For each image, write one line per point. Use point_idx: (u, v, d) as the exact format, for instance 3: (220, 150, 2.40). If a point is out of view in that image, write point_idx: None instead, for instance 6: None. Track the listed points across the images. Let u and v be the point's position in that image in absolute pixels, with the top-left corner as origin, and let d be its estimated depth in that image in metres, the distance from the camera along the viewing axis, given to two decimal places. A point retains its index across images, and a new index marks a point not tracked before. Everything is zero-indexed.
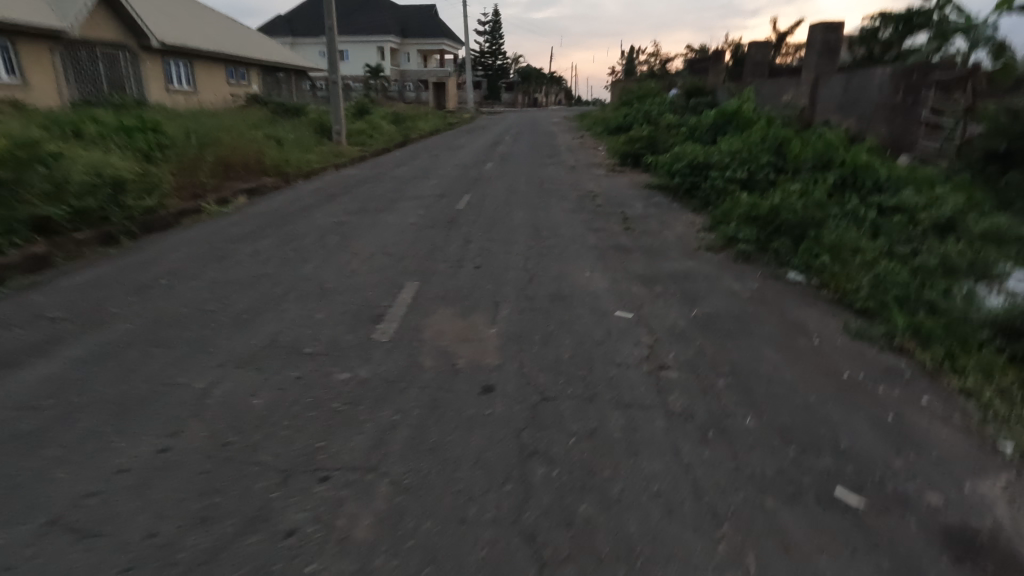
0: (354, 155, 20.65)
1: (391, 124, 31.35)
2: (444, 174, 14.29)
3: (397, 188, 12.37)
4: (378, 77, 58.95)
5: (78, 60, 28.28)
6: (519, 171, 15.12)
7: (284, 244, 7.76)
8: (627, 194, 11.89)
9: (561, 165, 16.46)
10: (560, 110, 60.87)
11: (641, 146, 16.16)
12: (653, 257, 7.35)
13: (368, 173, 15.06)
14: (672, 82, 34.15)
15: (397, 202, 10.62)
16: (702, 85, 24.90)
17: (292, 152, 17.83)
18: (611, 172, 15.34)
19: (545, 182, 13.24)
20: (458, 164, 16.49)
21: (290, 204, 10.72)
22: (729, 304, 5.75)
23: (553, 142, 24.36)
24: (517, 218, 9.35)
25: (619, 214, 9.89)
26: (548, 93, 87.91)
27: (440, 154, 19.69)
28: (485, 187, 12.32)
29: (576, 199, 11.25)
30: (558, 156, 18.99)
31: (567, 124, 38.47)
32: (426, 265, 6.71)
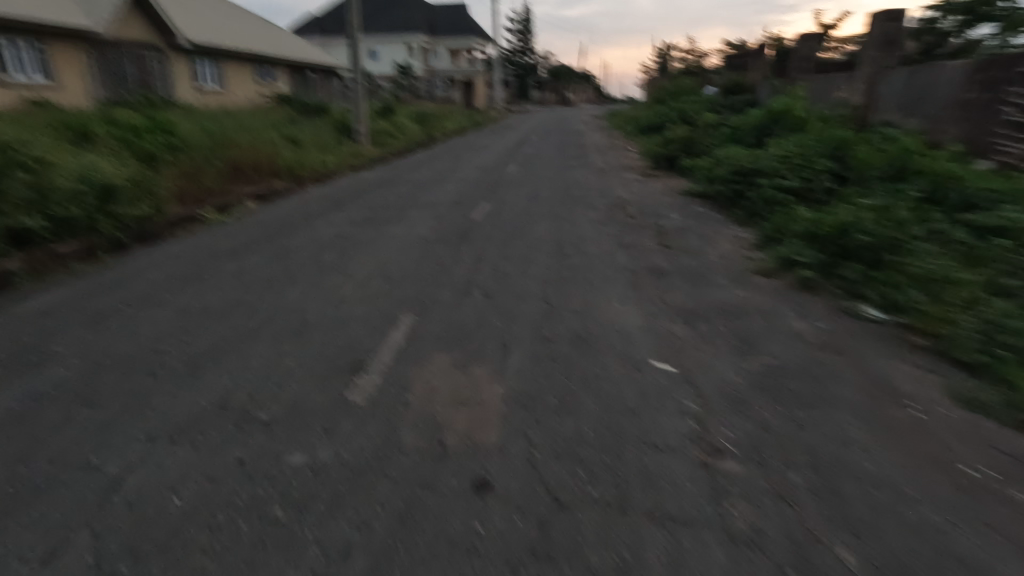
0: (375, 156, 19.98)
1: (416, 124, 30.66)
2: (464, 178, 13.41)
3: (411, 193, 11.53)
4: (407, 76, 58.56)
5: (106, 60, 28.35)
6: (543, 175, 14.12)
7: (277, 261, 6.97)
8: (661, 202, 10.77)
9: (590, 168, 15.39)
10: (592, 108, 59.43)
11: (677, 148, 14.94)
12: (694, 283, 6.29)
13: (385, 177, 14.27)
14: (709, 79, 32.57)
15: (408, 211, 9.72)
16: (742, 82, 23.41)
17: (310, 154, 17.18)
18: (644, 176, 14.19)
19: (572, 188, 12.23)
20: (480, 166, 15.59)
21: (293, 213, 9.93)
22: (793, 350, 4.66)
23: (582, 142, 23.23)
24: (537, 231, 8.37)
25: (653, 226, 8.82)
26: (579, 91, 86.44)
27: (462, 155, 18.80)
28: (505, 194, 11.37)
29: (605, 208, 10.21)
30: (587, 158, 17.89)
31: (597, 123, 37.20)
32: (428, 291, 5.80)
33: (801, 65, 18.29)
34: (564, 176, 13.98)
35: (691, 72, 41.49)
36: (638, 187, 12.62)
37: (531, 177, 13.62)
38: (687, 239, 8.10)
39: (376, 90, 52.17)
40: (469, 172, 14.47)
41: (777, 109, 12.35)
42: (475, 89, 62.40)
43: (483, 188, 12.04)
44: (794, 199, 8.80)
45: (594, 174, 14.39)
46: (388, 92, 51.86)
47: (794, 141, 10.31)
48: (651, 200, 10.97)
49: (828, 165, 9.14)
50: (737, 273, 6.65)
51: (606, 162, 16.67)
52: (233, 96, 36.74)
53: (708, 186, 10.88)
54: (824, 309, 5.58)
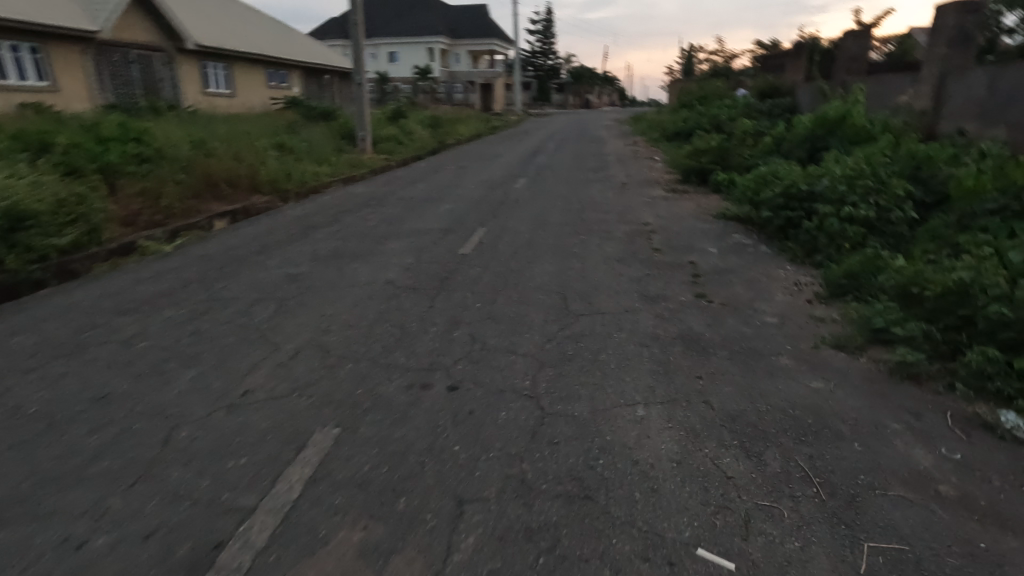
0: (377, 166, 18.53)
1: (428, 130, 29.23)
2: (465, 195, 11.82)
3: (399, 215, 9.98)
4: (425, 79, 57.41)
5: (111, 63, 27.54)
6: (555, 191, 12.45)
7: (201, 316, 5.45)
8: (692, 230, 9.01)
9: (608, 183, 13.67)
10: (615, 112, 57.49)
11: (709, 161, 13.11)
12: (745, 363, 4.57)
13: (378, 192, 12.76)
14: (739, 82, 30.54)
15: (386, 241, 8.13)
16: (777, 86, 21.38)
17: (302, 165, 15.83)
18: (671, 193, 12.41)
19: (587, 209, 10.55)
20: (486, 180, 13.97)
21: (254, 241, 8.40)
22: (923, 514, 2.93)
23: (602, 150, 21.48)
24: (538, 272, 6.70)
25: (685, 265, 7.09)
26: (601, 95, 84.46)
27: (469, 166, 17.22)
28: (507, 217, 9.72)
29: (625, 237, 8.50)
30: (605, 170, 16.14)
31: (620, 128, 35.35)
32: (374, 377, 4.18)
33: (847, 67, 16.26)
34: (578, 193, 12.29)
35: (720, 76, 39.30)
36: (664, 208, 10.86)
37: (542, 194, 11.96)
38: (730, 287, 6.36)
39: (392, 94, 51.03)
40: (472, 187, 12.89)
41: (831, 118, 10.49)
42: (495, 93, 60.89)
43: (483, 208, 10.42)
44: (866, 233, 6.98)
45: (613, 190, 12.67)
46: (404, 96, 50.67)
47: (858, 157, 8.44)
48: (681, 227, 9.21)
49: (906, 190, 7.30)
50: (803, 346, 4.90)
51: (628, 175, 14.90)
52: (244, 100, 35.83)
53: (750, 210, 9.09)
54: (945, 419, 3.82)
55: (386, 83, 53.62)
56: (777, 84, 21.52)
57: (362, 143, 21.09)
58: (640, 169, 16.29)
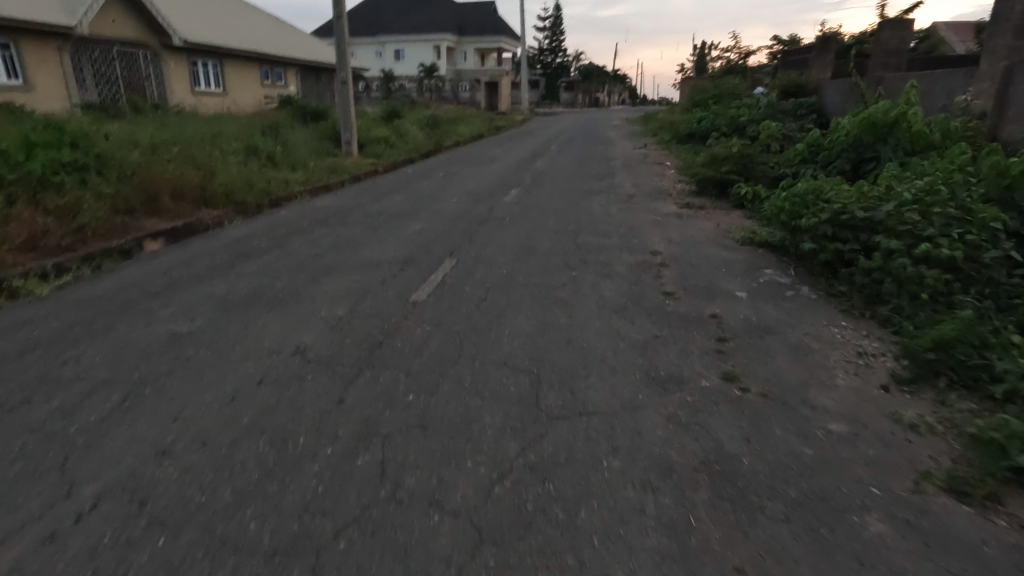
0: (360, 172, 16.91)
1: (426, 130, 27.57)
2: (443, 211, 10.12)
3: (357, 239, 8.30)
4: (430, 77, 55.88)
5: (90, 60, 26.13)
6: (549, 205, 10.69)
7: (5, 413, 3.76)
8: (712, 262, 7.24)
9: (612, 195, 11.89)
10: (626, 111, 55.60)
11: (730, 170, 11.30)
12: (811, 530, 2.83)
13: (347, 206, 11.09)
14: (758, 80, 28.60)
15: (324, 279, 6.44)
16: (801, 84, 19.41)
17: (271, 173, 14.23)
18: (685, 208, 10.62)
19: (584, 230, 8.79)
20: (472, 191, 12.25)
21: (162, 276, 6.73)
22: None
23: (609, 154, 19.68)
24: (508, 333, 4.97)
25: (705, 320, 5.33)
26: (611, 93, 82.34)
27: (459, 173, 15.50)
28: (486, 242, 8.00)
29: (628, 274, 6.73)
30: (611, 177, 14.36)
31: (630, 128, 33.47)
32: (189, 573, 2.47)
33: (884, 62, 14.33)
34: (575, 208, 10.52)
35: (736, 73, 37.23)
36: (676, 229, 9.08)
37: (533, 210, 10.21)
38: (770, 360, 4.59)
39: (395, 93, 49.49)
40: (453, 200, 11.19)
41: (882, 122, 8.65)
42: (501, 91, 59.00)
43: (459, 229, 8.71)
44: (952, 279, 5.21)
45: (617, 204, 10.89)
46: (407, 94, 49.08)
47: (927, 172, 6.63)
48: (698, 258, 7.43)
49: (1002, 220, 5.50)
50: (900, 488, 3.14)
51: (634, 185, 13.12)
52: (237, 99, 34.32)
53: (786, 238, 7.31)
54: None
55: (388, 82, 52.05)
56: (801, 82, 19.54)
57: (347, 146, 19.47)
58: (649, 177, 14.46)
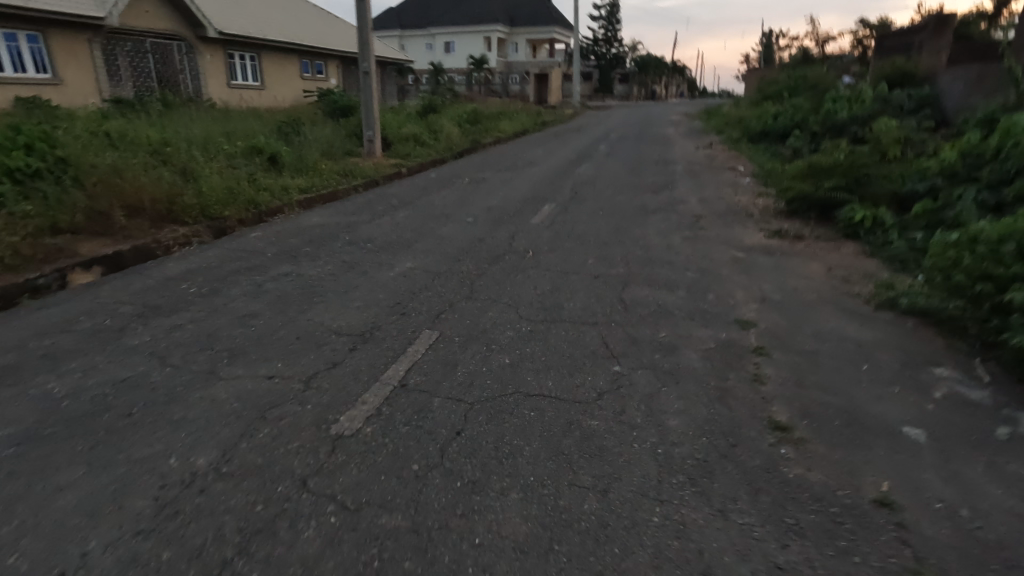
0: (378, 176, 14.85)
1: (465, 128, 25.38)
2: (450, 238, 7.76)
3: (320, 283, 6.07)
4: (478, 70, 53.86)
5: (123, 53, 25.24)
6: (589, 230, 8.15)
7: None
8: (841, 348, 4.56)
9: (673, 215, 9.21)
10: (684, 105, 51.67)
11: (837, 185, 8.45)
12: None
13: (338, 225, 8.93)
14: (845, 70, 24.80)
15: (229, 366, 4.20)
16: (909, 73, 15.91)
17: (270, 179, 12.29)
18: (774, 238, 7.87)
19: (634, 276, 6.24)
20: (495, 206, 9.87)
21: (17, 345, 4.66)
22: None
23: (668, 156, 16.83)
24: (483, 544, 2.57)
25: (871, 518, 2.74)
26: (667, 85, 77.91)
27: (489, 179, 13.14)
28: (492, 294, 5.59)
29: (706, 373, 4.17)
30: (671, 187, 11.64)
31: (691, 124, 30.15)
32: None
33: None
34: (624, 235, 7.94)
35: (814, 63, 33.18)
36: (768, 274, 6.38)
37: (567, 239, 7.72)
38: None
39: (439, 85, 47.57)
40: (467, 221, 8.85)
41: None
42: (550, 84, 56.12)
43: (461, 270, 6.33)
44: None
45: (682, 230, 8.24)
46: (453, 89, 47.07)
47: None
48: (815, 338, 4.76)
49: None
50: None
51: (702, 200, 10.35)
52: (275, 93, 33.06)
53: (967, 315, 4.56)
54: None
55: (436, 75, 50.21)
56: (908, 70, 16.02)
57: (370, 145, 17.44)
58: (719, 188, 11.64)
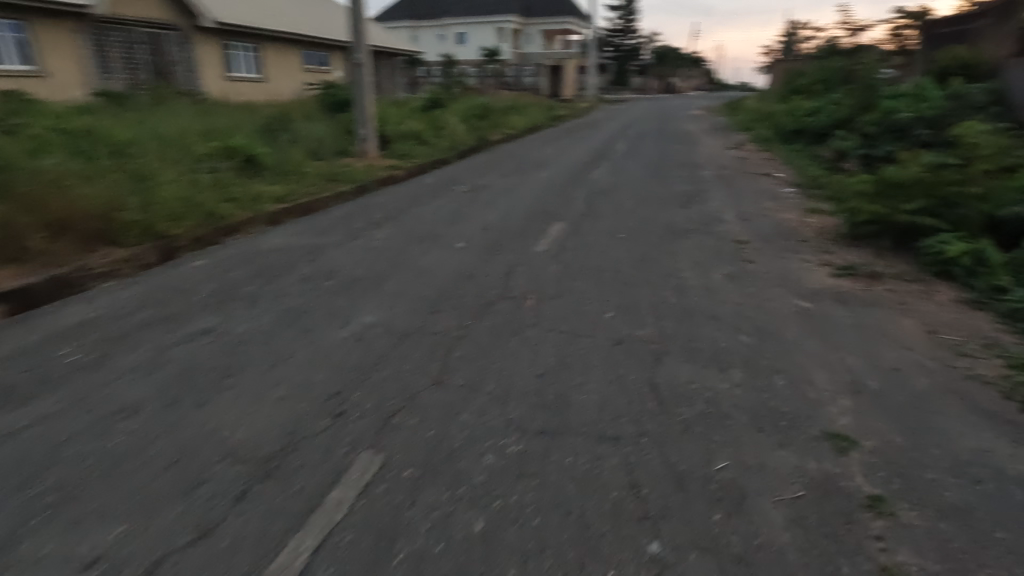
0: (370, 180, 13.31)
1: (472, 124, 23.72)
2: (432, 273, 6.19)
3: (246, 346, 4.53)
4: (490, 61, 52.02)
5: (112, 43, 23.82)
6: (608, 262, 6.52)
7: None
8: (1004, 500, 2.92)
9: (710, 239, 7.54)
10: (704, 98, 49.47)
11: (919, 208, 6.73)
12: None
13: (303, 248, 7.39)
14: (885, 62, 22.72)
15: (46, 529, 2.67)
16: (972, 64, 13.97)
17: (242, 186, 10.79)
18: (843, 275, 6.19)
19: (669, 341, 4.61)
20: (494, 225, 8.27)
21: None
22: None
23: (694, 158, 15.04)
24: None
25: None
26: (685, 77, 75.38)
27: (490, 187, 11.52)
28: (473, 377, 4.01)
29: (802, 560, 2.56)
30: (703, 199, 9.93)
31: (714, 120, 28.17)
32: None
33: None
34: (652, 268, 6.31)
35: (846, 53, 30.92)
36: (850, 340, 4.72)
37: (579, 275, 6.10)
38: None
39: (449, 77, 45.84)
40: (459, 246, 7.26)
41: None
42: (564, 75, 54.10)
43: (437, 328, 4.77)
44: None
45: (724, 262, 6.57)
46: (463, 81, 45.36)
47: None
48: (953, 474, 3.13)
49: None
50: None
51: (742, 218, 8.65)
52: (277, 85, 31.57)
53: None
54: None
55: (446, 67, 48.49)
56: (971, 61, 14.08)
57: (364, 144, 15.89)
58: (760, 200, 9.91)
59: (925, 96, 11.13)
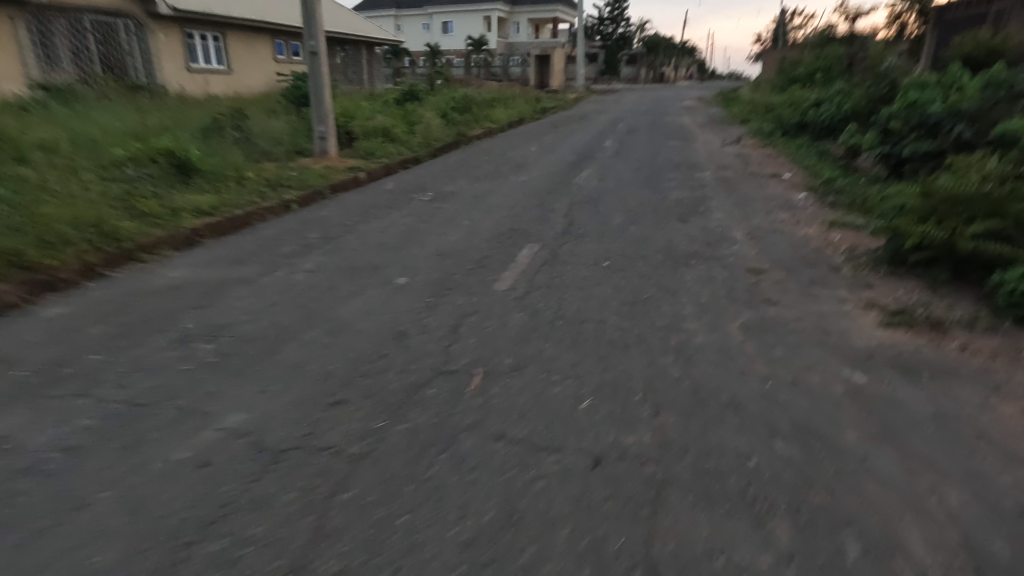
0: (323, 186, 11.68)
1: (451, 119, 22.04)
2: (352, 328, 4.61)
3: (27, 483, 2.95)
4: (477, 51, 50.13)
5: (55, 32, 21.62)
6: (589, 309, 4.97)
7: None
8: None
9: (717, 269, 6.01)
10: (697, 88, 47.82)
11: (988, 230, 5.23)
12: None
13: (202, 287, 5.78)
14: (893, 49, 21.17)
15: None
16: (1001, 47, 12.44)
17: (161, 198, 9.14)
18: (898, 325, 4.69)
19: (671, 459, 3.09)
20: (450, 250, 6.69)
21: None
22: None
23: (692, 156, 13.49)
24: None
25: None
26: (677, 66, 73.59)
27: (458, 194, 9.93)
28: (359, 553, 2.47)
29: None
30: (704, 210, 8.43)
31: (710, 112, 26.57)
32: None
33: None
34: (646, 317, 4.77)
35: (848, 39, 29.34)
36: (938, 446, 3.21)
37: (548, 330, 4.55)
38: None
39: (432, 67, 43.89)
40: (400, 282, 5.68)
41: None
42: (553, 66, 52.23)
43: (329, 438, 3.21)
44: None
45: (739, 306, 5.04)
46: (447, 72, 43.49)
47: None
48: None
49: None
50: None
51: (754, 237, 7.12)
52: (245, 77, 29.46)
53: None
54: None
55: (431, 58, 46.61)
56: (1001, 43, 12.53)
57: (321, 143, 14.19)
58: (772, 212, 8.38)
59: (959, 85, 9.59)
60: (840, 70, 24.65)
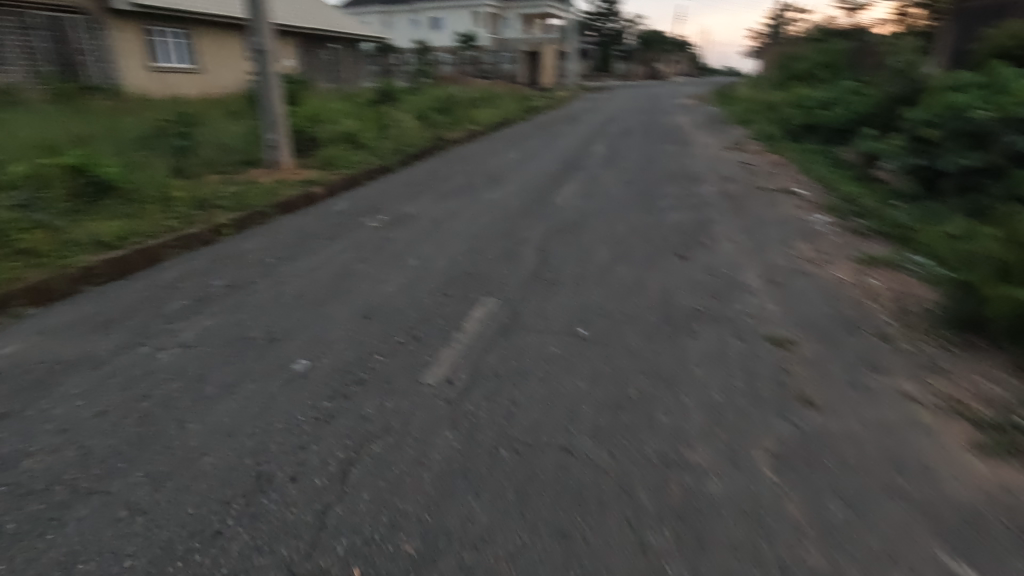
0: (267, 204, 10.15)
1: (430, 122, 20.38)
2: (196, 467, 3.09)
3: None
4: (467, 48, 48.46)
5: None
6: (551, 421, 3.45)
7: None
8: None
9: (731, 339, 4.49)
10: (691, 85, 46.28)
11: None
12: None
13: (30, 375, 4.21)
14: (904, 43, 19.70)
15: None
16: None
17: (51, 234, 7.53)
18: (1001, 447, 3.21)
19: None
20: (381, 307, 5.14)
21: None
22: None
23: (692, 166, 11.95)
24: None
25: None
26: (671, 63, 72.06)
27: (416, 219, 8.37)
28: None
29: None
30: (709, 242, 6.90)
31: (707, 111, 25.03)
32: None
33: None
34: (633, 441, 3.26)
35: (851, 35, 27.89)
36: None
37: (488, 470, 3.04)
38: None
39: (419, 64, 42.17)
40: (297, 368, 4.14)
41: None
42: (544, 63, 50.56)
43: None
44: None
45: (767, 412, 3.53)
46: (433, 70, 41.72)
47: None
48: None
49: None
50: None
51: (773, 283, 5.61)
52: (222, 76, 26.09)
53: None
54: None
55: (419, 55, 44.80)
56: None
57: (273, 152, 12.62)
58: (790, 243, 6.87)
59: (1007, 86, 8.11)
60: (844, 66, 23.19)
